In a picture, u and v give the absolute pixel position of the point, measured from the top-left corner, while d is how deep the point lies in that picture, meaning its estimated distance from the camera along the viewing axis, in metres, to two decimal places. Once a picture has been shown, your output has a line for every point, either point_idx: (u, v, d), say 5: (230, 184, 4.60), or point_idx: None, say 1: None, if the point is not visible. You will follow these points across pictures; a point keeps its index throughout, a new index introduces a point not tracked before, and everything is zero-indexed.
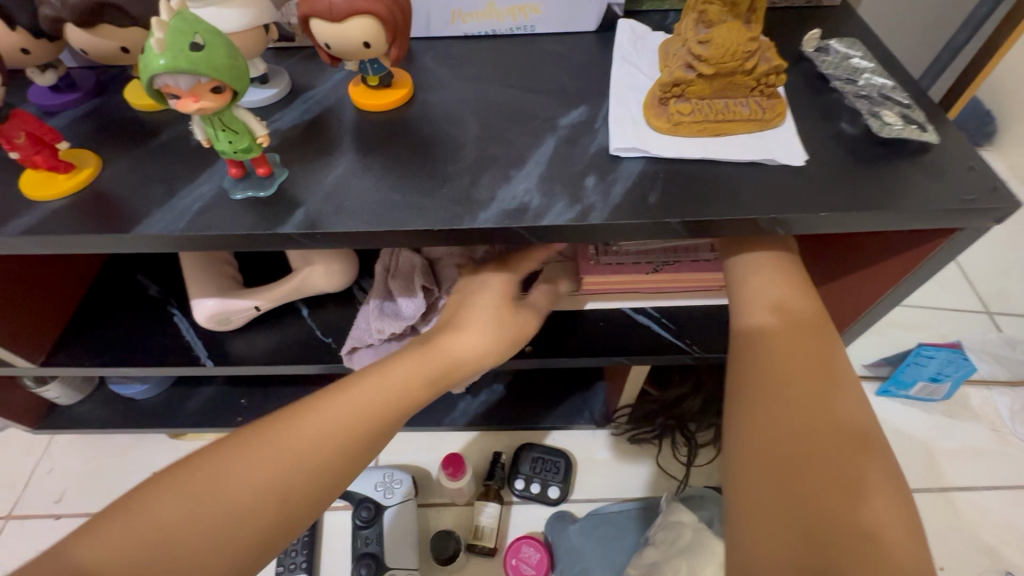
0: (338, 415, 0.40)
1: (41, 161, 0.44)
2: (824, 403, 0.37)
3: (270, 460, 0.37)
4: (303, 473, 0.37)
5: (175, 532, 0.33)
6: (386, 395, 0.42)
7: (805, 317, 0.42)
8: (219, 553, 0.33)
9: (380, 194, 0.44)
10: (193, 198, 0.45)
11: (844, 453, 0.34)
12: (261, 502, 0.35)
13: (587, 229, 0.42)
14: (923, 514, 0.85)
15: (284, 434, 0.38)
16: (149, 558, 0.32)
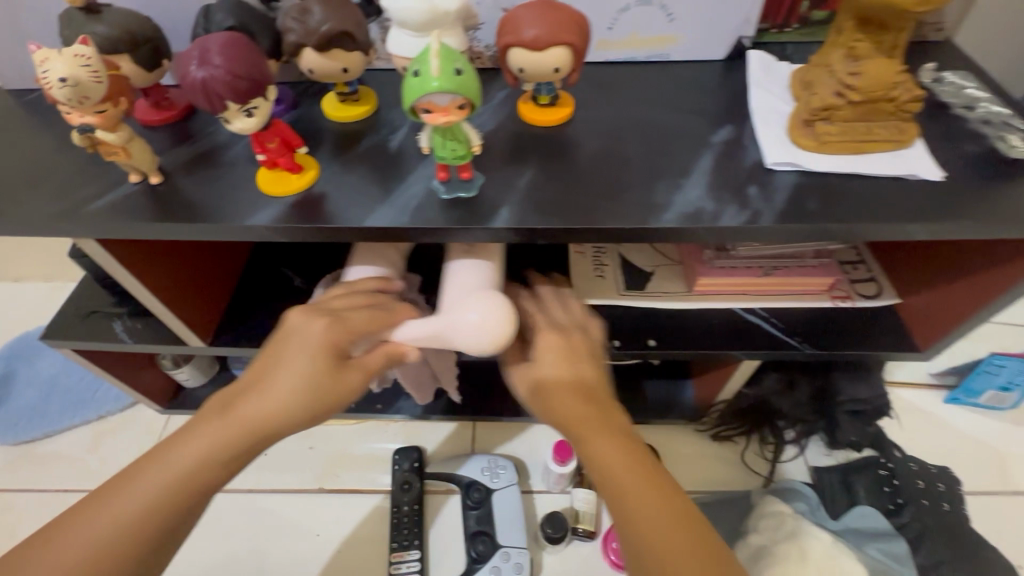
0: (174, 472, 0.44)
1: (283, 163, 0.52)
2: (587, 429, 0.50)
3: (125, 507, 0.43)
4: (145, 534, 0.43)
5: (134, 519, 0.42)
6: (219, 450, 0.45)
7: (591, 381, 0.54)
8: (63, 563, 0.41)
9: (569, 198, 0.52)
10: (407, 197, 0.52)
11: (652, 486, 0.46)
12: (130, 560, 0.42)
13: (757, 230, 0.48)
14: (998, 515, 0.90)
15: (155, 487, 0.44)
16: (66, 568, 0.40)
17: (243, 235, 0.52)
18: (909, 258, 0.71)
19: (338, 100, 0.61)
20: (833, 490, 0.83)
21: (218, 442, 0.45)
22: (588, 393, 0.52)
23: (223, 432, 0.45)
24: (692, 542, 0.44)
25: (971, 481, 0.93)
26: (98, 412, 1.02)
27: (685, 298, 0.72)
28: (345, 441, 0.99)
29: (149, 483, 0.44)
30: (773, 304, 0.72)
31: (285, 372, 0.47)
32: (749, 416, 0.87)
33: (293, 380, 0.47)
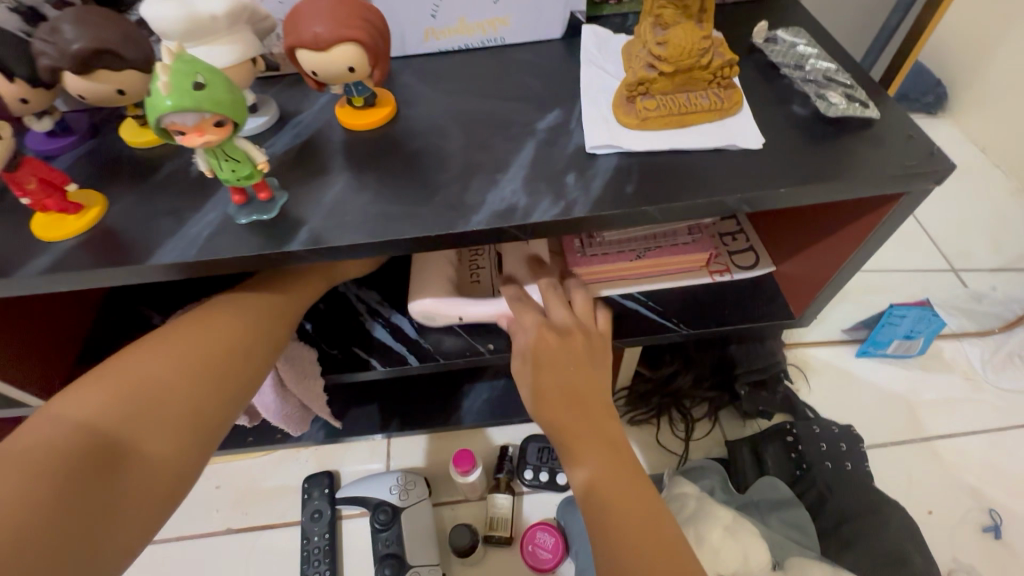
0: (167, 374, 0.45)
1: (52, 204, 0.47)
2: (578, 392, 0.53)
3: (121, 406, 0.42)
4: (164, 430, 0.43)
5: (205, 356, 0.47)
6: (227, 348, 0.49)
7: (576, 347, 0.56)
8: (157, 400, 0.44)
9: (376, 208, 0.48)
10: (201, 226, 0.48)
11: (582, 425, 0.51)
12: (167, 411, 0.44)
13: (572, 222, 0.45)
14: (909, 463, 0.91)
15: (152, 388, 0.44)
16: (141, 389, 0.44)
17: (17, 288, 0.47)
18: (777, 224, 0.68)
19: (136, 124, 0.56)
20: (743, 462, 0.82)
21: (248, 319, 0.51)
22: (573, 368, 0.54)
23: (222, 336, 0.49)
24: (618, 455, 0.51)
25: (883, 432, 0.94)
26: None
27: None
28: (254, 474, 0.94)
29: (140, 386, 0.44)
30: (650, 287, 0.70)
31: (259, 293, 0.53)
32: (654, 398, 0.85)
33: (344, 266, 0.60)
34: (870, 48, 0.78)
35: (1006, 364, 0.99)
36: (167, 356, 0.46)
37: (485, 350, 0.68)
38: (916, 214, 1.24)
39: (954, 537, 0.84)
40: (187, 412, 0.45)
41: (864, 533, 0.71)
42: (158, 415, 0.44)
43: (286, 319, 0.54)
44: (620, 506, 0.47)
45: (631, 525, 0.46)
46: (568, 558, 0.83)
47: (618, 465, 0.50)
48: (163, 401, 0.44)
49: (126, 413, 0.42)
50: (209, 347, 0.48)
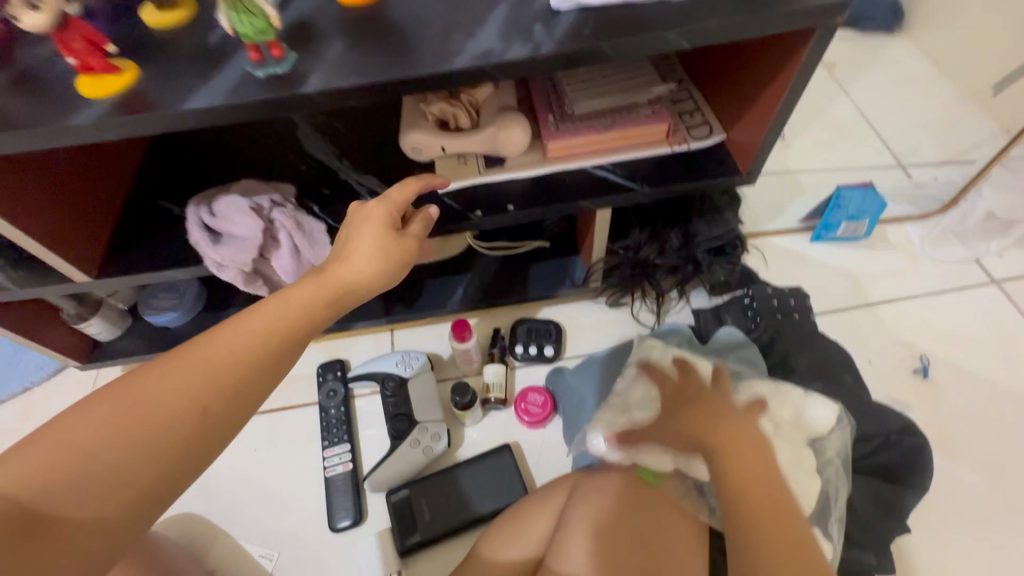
0: (215, 358, 0.46)
1: (96, 63, 0.54)
2: (704, 416, 0.61)
3: (134, 416, 0.42)
4: (190, 416, 0.43)
5: (221, 365, 0.46)
6: (275, 337, 0.49)
7: (693, 389, 0.66)
8: (163, 412, 0.43)
9: (374, 59, 0.56)
10: (224, 80, 0.56)
11: (724, 441, 0.58)
12: (174, 426, 0.43)
13: (539, 60, 0.54)
14: (854, 325, 1.03)
15: (150, 414, 0.42)
16: (160, 402, 0.43)
17: (71, 139, 0.55)
18: (726, 96, 0.79)
19: (154, 7, 0.63)
20: (705, 321, 0.94)
21: (263, 330, 0.49)
22: (703, 406, 0.62)
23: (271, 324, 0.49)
24: (760, 472, 0.56)
25: (831, 301, 1.06)
26: (22, 384, 1.03)
27: (540, 164, 0.79)
28: None
29: (195, 372, 0.45)
30: (618, 156, 0.79)
31: (309, 284, 0.53)
32: (628, 272, 0.95)
33: (371, 250, 0.57)
34: None
35: (943, 240, 1.10)
36: (191, 358, 0.45)
37: (475, 216, 0.78)
38: (870, 118, 1.34)
39: (890, 380, 0.96)
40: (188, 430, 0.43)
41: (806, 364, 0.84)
42: (165, 430, 0.42)
43: (331, 308, 0.53)
44: (765, 549, 0.53)
45: (791, 552, 0.52)
46: (557, 416, 0.95)
47: (765, 488, 0.56)
48: (173, 419, 0.43)
49: (145, 420, 0.42)
50: (220, 359, 0.46)
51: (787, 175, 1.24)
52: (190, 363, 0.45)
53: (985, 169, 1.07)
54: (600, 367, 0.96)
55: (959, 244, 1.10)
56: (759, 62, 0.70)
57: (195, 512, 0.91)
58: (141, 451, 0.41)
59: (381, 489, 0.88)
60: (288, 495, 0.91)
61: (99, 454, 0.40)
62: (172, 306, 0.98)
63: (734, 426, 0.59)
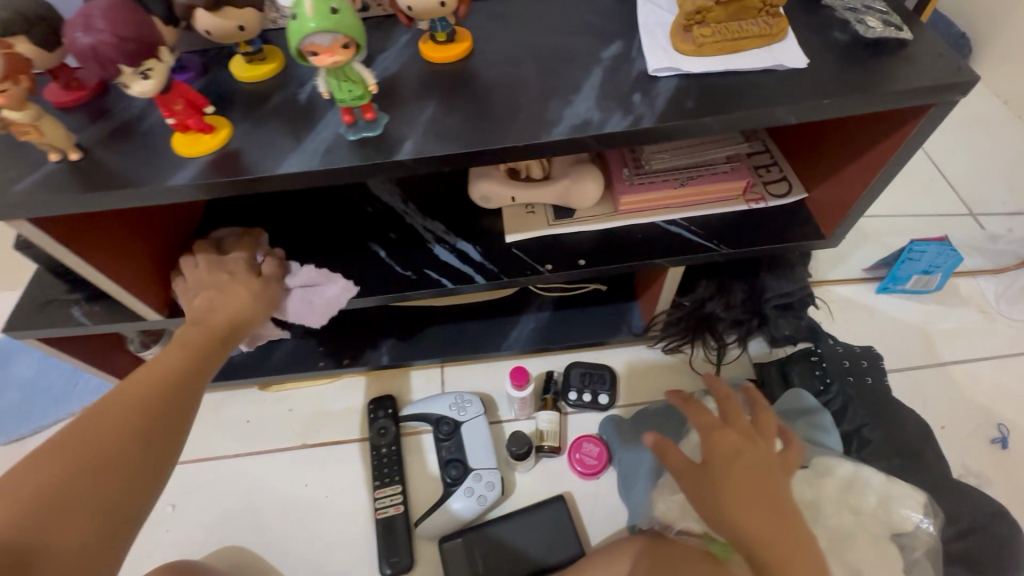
0: (142, 390, 0.51)
1: (194, 124, 0.55)
2: (729, 477, 0.51)
3: (81, 442, 0.45)
4: (128, 443, 0.47)
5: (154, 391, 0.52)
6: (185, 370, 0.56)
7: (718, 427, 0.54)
8: (102, 429, 0.47)
9: (468, 124, 0.55)
10: (317, 143, 0.56)
11: (756, 501, 0.49)
12: (124, 445, 0.47)
13: (639, 132, 0.53)
14: (925, 385, 0.98)
15: (91, 432, 0.46)
16: (96, 427, 0.47)
17: (165, 196, 0.55)
18: (810, 155, 0.76)
19: (246, 61, 0.63)
20: (771, 380, 0.91)
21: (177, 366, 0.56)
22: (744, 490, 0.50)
23: (163, 368, 0.55)
24: (777, 513, 0.49)
25: (899, 358, 1.01)
26: (82, 403, 1.06)
27: (612, 217, 0.77)
28: (322, 399, 1.04)
29: (114, 410, 0.49)
30: (693, 212, 0.77)
31: (182, 340, 0.60)
32: (690, 324, 0.93)
33: (249, 294, 0.67)
34: None
35: (1020, 297, 1.05)
36: (129, 384, 0.52)
37: (544, 270, 0.77)
38: (939, 162, 1.29)
39: (965, 448, 0.92)
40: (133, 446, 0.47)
41: (882, 434, 0.80)
42: (117, 450, 0.46)
43: (225, 345, 0.63)
44: None
45: None
46: (611, 468, 0.92)
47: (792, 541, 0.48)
48: (122, 437, 0.47)
49: (108, 440, 0.46)
50: (158, 380, 0.54)
51: None
52: (125, 390, 0.51)
53: None
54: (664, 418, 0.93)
55: None
56: (852, 132, 0.68)
57: (244, 545, 0.91)
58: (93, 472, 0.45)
59: (433, 535, 0.87)
60: (336, 535, 0.91)
61: (61, 493, 0.42)
62: None
63: (767, 476, 0.51)
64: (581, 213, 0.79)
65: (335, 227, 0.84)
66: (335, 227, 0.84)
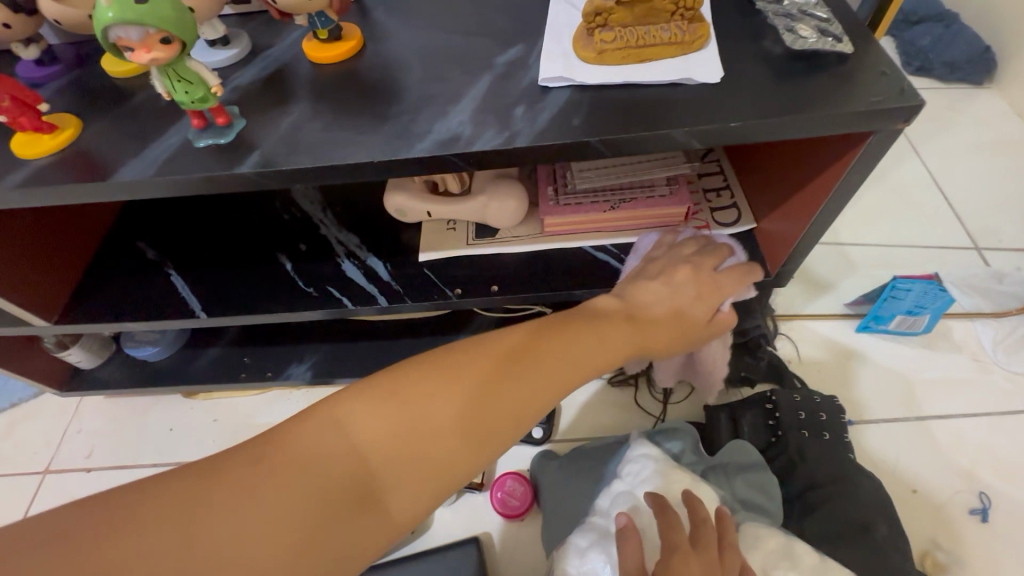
0: (511, 397, 0.37)
1: (26, 122, 0.49)
2: None
3: (317, 485, 0.31)
4: (369, 484, 0.33)
5: (485, 420, 0.36)
6: (535, 408, 0.38)
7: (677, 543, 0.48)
8: (399, 454, 0.33)
9: (328, 134, 0.49)
10: (162, 148, 0.50)
11: None
12: (361, 495, 0.32)
13: (514, 152, 0.45)
14: (900, 441, 0.87)
15: (325, 465, 0.32)
16: (367, 457, 0.33)
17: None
18: (761, 180, 0.67)
19: (116, 55, 0.58)
20: (719, 427, 0.81)
21: (523, 398, 0.38)
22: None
23: (559, 376, 0.40)
24: None
25: (874, 408, 0.91)
26: (11, 399, 1.04)
27: (535, 239, 0.70)
28: (249, 411, 0.99)
29: (413, 403, 0.35)
30: (625, 239, 0.69)
31: (490, 363, 0.38)
32: None
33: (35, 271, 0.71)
34: None
35: (1021, 347, 0.93)
36: (474, 398, 0.36)
37: (451, 295, 0.68)
38: (945, 188, 1.16)
39: (938, 518, 0.81)
40: (414, 494, 0.33)
41: (832, 500, 0.71)
42: (349, 493, 0.32)
43: (532, 408, 0.38)
44: None
45: None
46: (537, 509, 0.85)
47: None
48: (400, 482, 0.33)
49: (387, 468, 0.33)
50: (506, 414, 0.37)
51: (836, 249, 1.09)
52: (457, 391, 0.36)
53: None
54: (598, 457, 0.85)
55: None
56: (801, 156, 0.59)
57: None
58: (304, 511, 0.30)
59: None
60: None
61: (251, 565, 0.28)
62: (153, 341, 0.96)
63: None
64: (502, 233, 0.72)
65: (247, 233, 0.79)
66: (246, 233, 0.79)
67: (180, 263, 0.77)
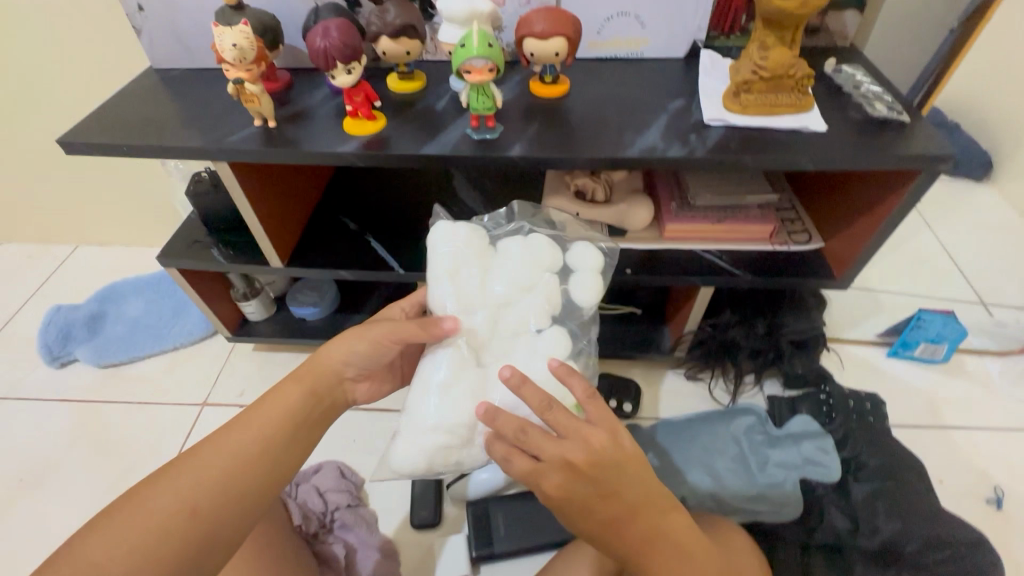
0: (258, 437, 0.61)
1: (363, 110, 0.75)
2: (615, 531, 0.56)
3: (198, 485, 0.55)
4: (191, 504, 0.54)
5: (217, 471, 0.57)
6: (231, 462, 0.58)
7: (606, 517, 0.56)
8: (207, 476, 0.56)
9: (562, 138, 0.74)
10: (449, 138, 0.75)
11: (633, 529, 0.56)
12: (213, 495, 0.56)
13: (693, 160, 0.70)
14: (925, 442, 1.06)
15: (210, 458, 0.58)
16: (147, 514, 0.52)
17: (334, 160, 0.75)
18: (831, 210, 0.90)
19: (400, 78, 0.84)
20: (779, 408, 0.99)
21: (230, 450, 0.59)
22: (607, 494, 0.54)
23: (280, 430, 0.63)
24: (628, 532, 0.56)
25: (903, 416, 1.10)
26: (174, 342, 1.23)
27: (657, 242, 0.92)
28: None
29: (211, 453, 0.58)
30: (728, 246, 0.91)
31: (244, 430, 0.61)
32: (715, 350, 1.04)
33: (261, 189, 0.88)
34: (917, 81, 0.90)
35: (1022, 379, 1.15)
36: (239, 441, 0.60)
37: None
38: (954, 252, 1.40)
39: (961, 502, 0.98)
40: (253, 493, 0.58)
41: (884, 464, 0.88)
42: (203, 499, 0.55)
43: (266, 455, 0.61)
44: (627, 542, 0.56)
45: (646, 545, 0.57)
46: None
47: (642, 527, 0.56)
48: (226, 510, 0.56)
49: (224, 497, 0.56)
50: (212, 473, 0.57)
51: (867, 294, 1.30)
52: (187, 483, 0.55)
53: None
54: (469, 272, 0.72)
55: None
56: (881, 183, 0.79)
57: None
58: (219, 491, 0.56)
59: (461, 498, 0.96)
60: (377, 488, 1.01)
61: (206, 480, 0.56)
62: (314, 302, 1.15)
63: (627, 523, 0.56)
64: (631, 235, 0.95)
65: (426, 218, 1.03)
66: (425, 217, 1.03)
67: (376, 234, 1.00)
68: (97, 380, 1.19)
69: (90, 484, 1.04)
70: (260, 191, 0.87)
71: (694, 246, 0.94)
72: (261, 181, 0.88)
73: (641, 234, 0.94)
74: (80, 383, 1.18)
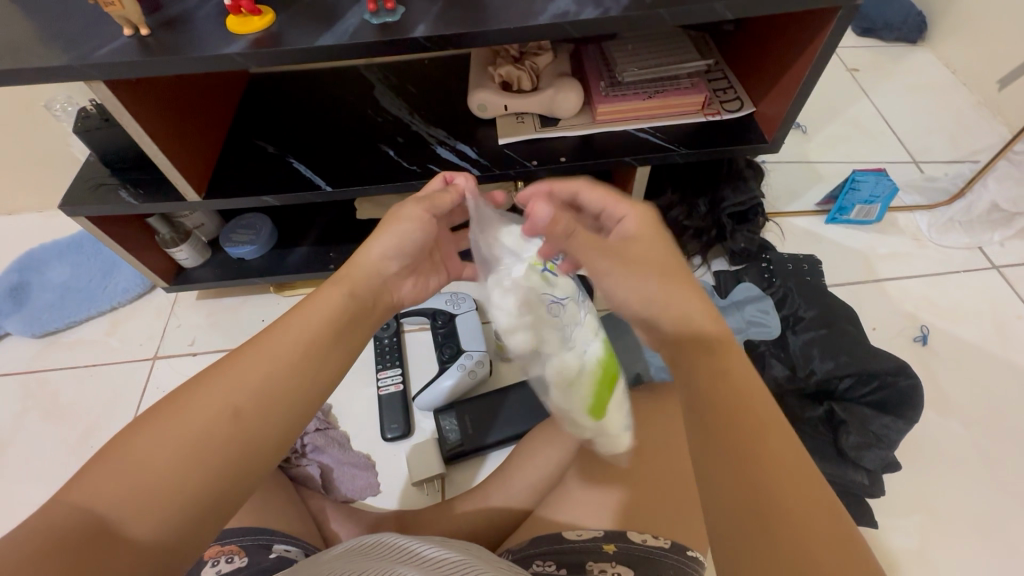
0: (314, 335, 0.53)
1: (246, 4, 0.68)
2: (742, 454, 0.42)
3: (248, 384, 0.48)
4: (241, 405, 0.47)
5: (267, 370, 0.49)
6: (284, 360, 0.50)
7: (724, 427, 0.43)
8: (259, 374, 0.49)
9: (469, 14, 0.68)
10: (347, 25, 0.68)
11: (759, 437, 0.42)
12: (264, 397, 0.48)
13: (608, 21, 0.66)
14: (860, 296, 1.13)
15: (260, 356, 0.50)
16: (196, 413, 0.45)
17: (224, 64, 0.68)
18: (760, 73, 0.88)
19: None
20: (723, 280, 1.03)
21: (280, 348, 0.51)
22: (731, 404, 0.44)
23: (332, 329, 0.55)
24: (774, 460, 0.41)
25: (840, 275, 1.16)
26: (111, 302, 1.17)
27: (589, 126, 0.89)
28: None
29: (261, 351, 0.50)
30: (661, 122, 0.89)
31: (298, 325, 0.53)
32: None
33: (156, 114, 0.80)
34: None
35: (948, 228, 1.20)
36: (289, 338, 0.52)
37: (530, 164, 0.89)
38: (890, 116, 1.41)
39: (891, 344, 1.06)
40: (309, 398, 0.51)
41: (821, 315, 0.94)
42: (253, 401, 0.47)
43: (321, 357, 0.53)
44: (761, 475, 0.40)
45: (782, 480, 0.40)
46: None
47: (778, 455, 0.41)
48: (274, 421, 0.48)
49: (277, 403, 0.49)
50: (260, 373, 0.49)
51: (806, 165, 1.32)
52: (231, 383, 0.48)
53: (991, 163, 1.15)
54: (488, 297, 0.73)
55: (963, 232, 1.20)
56: (804, 31, 0.77)
57: None
58: (270, 394, 0.48)
59: (429, 406, 0.99)
60: (345, 411, 1.02)
61: (260, 381, 0.48)
62: (250, 240, 1.10)
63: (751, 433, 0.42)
64: (563, 122, 0.91)
65: (349, 132, 0.97)
66: (348, 132, 0.97)
67: (297, 154, 0.94)
68: (36, 351, 1.14)
69: (48, 449, 1.02)
70: (155, 116, 0.79)
71: (627, 126, 0.91)
72: (153, 106, 0.80)
73: (572, 120, 0.91)
74: (18, 355, 1.13)
